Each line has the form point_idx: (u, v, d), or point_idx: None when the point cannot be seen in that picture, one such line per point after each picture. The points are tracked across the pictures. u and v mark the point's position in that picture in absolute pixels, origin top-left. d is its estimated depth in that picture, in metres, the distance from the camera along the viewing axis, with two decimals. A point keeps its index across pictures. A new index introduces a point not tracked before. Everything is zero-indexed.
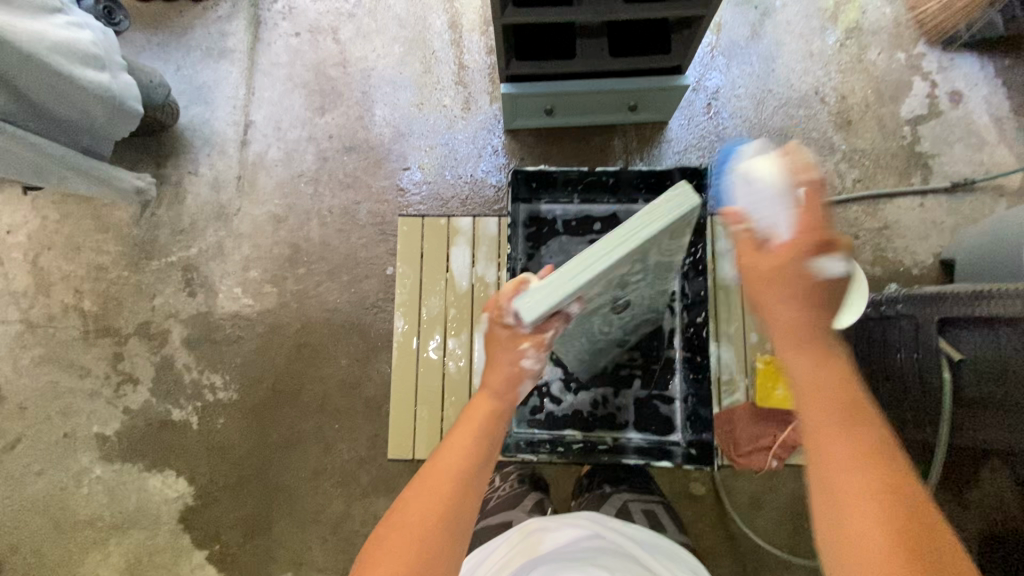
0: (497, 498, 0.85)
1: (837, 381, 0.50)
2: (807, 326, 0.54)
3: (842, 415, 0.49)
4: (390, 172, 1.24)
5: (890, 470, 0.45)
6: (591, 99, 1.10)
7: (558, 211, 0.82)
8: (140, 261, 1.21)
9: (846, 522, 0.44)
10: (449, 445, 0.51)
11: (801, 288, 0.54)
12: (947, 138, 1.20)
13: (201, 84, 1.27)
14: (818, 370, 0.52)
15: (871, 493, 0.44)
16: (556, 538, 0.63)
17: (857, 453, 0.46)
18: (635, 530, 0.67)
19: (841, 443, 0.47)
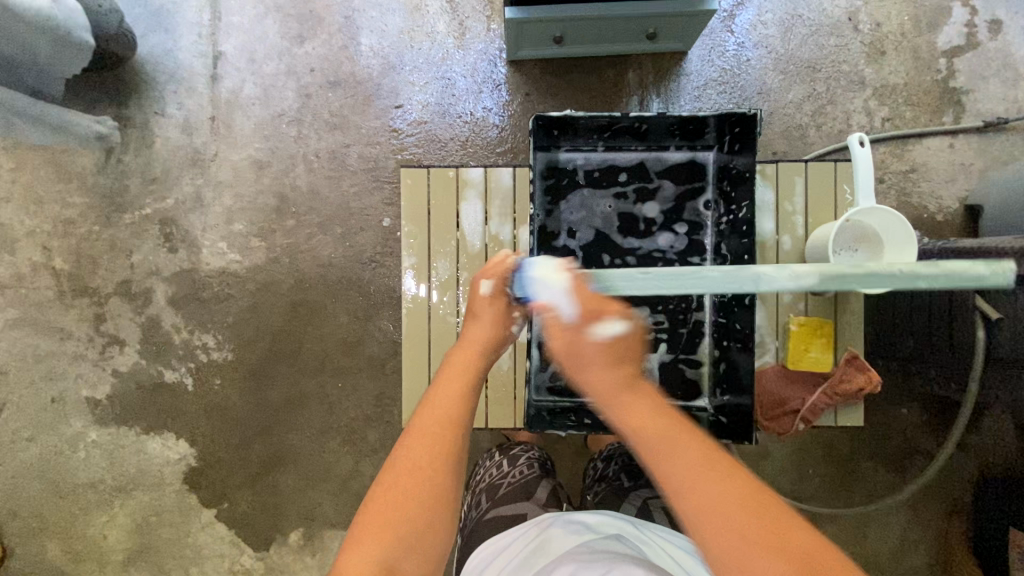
0: (509, 484, 0.90)
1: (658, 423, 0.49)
2: (617, 374, 0.52)
3: (689, 451, 0.46)
4: (381, 112, 1.12)
5: (752, 501, 0.43)
6: (606, 25, 0.99)
7: (579, 160, 0.73)
8: (112, 214, 1.10)
9: (724, 555, 0.41)
10: (436, 396, 0.56)
11: (600, 353, 0.53)
12: (984, 72, 1.12)
13: (158, 8, 1.11)
14: (643, 416, 0.50)
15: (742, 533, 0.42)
16: (571, 537, 0.66)
17: (716, 493, 0.43)
18: (643, 525, 0.70)
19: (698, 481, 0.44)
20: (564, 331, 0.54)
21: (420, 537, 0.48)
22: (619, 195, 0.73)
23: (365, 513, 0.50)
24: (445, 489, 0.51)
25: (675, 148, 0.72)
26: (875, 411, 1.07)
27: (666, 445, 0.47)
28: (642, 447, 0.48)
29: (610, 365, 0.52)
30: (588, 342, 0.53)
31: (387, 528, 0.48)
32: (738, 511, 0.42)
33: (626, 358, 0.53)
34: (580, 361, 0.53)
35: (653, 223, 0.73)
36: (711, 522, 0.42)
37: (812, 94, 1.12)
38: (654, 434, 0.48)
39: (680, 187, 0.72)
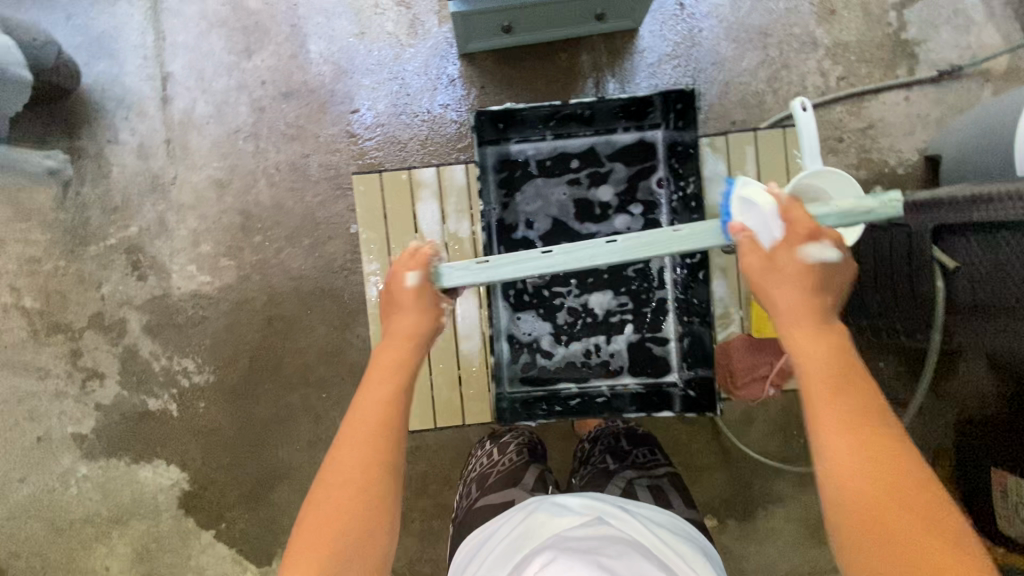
0: (498, 471, 0.92)
1: (836, 357, 0.49)
2: (802, 303, 0.52)
3: (861, 397, 0.47)
4: (337, 118, 1.11)
5: (901, 463, 0.45)
6: (553, 10, 0.98)
7: (530, 150, 0.73)
8: (76, 248, 1.09)
9: (860, 483, 0.44)
10: (365, 395, 0.55)
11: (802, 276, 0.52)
12: (934, 21, 1.12)
13: (98, 33, 1.10)
14: (819, 344, 0.50)
15: (880, 475, 0.44)
16: (555, 519, 0.68)
17: (869, 435, 0.46)
18: (631, 509, 0.73)
19: (850, 415, 0.47)
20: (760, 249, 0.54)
21: (357, 546, 0.49)
22: (574, 182, 0.73)
23: (304, 521, 0.50)
24: (383, 498, 0.51)
25: (623, 130, 0.72)
26: (855, 367, 1.09)
27: (837, 381, 0.48)
28: (811, 367, 0.49)
29: (802, 291, 0.52)
30: (792, 262, 0.52)
31: (322, 544, 0.49)
32: (890, 467, 0.44)
33: (829, 282, 0.52)
34: (773, 275, 0.53)
35: (608, 207, 0.73)
36: (850, 451, 0.46)
37: (766, 60, 1.12)
38: (820, 362, 0.49)
39: (631, 168, 0.72)
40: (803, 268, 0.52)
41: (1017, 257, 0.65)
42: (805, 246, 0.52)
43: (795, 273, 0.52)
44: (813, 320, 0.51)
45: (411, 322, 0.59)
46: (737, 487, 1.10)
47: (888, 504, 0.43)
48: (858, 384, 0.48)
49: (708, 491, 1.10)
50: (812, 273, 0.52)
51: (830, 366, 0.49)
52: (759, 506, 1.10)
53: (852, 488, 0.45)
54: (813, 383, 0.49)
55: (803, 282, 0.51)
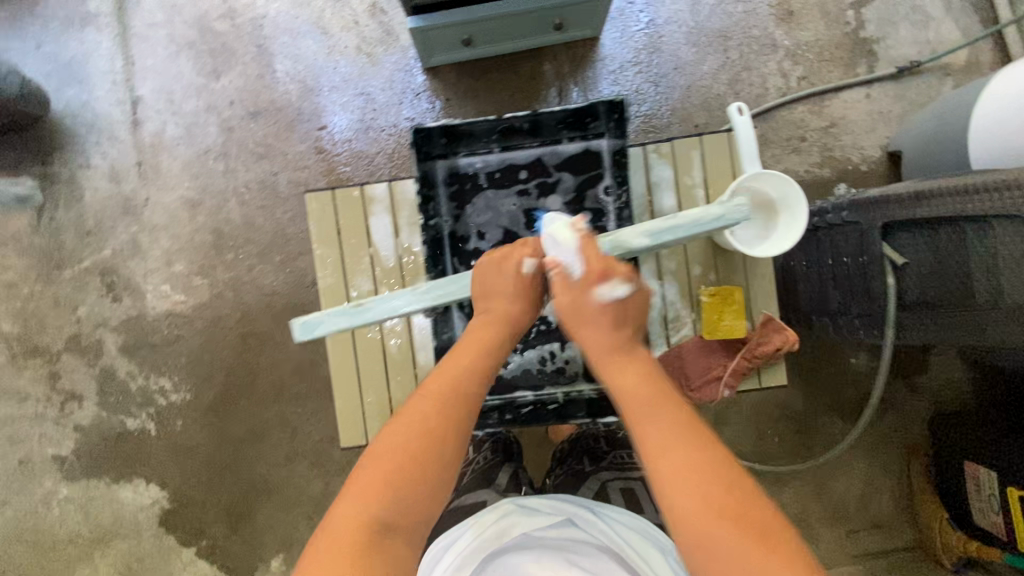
0: (471, 472, 0.92)
1: (649, 385, 0.53)
2: (608, 340, 0.57)
3: (676, 421, 0.50)
4: (304, 135, 1.13)
5: (722, 476, 0.46)
6: (510, 22, 1.00)
7: (478, 163, 0.74)
8: (52, 272, 1.11)
9: (685, 509, 0.45)
10: (452, 355, 0.56)
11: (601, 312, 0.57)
12: (892, 19, 1.13)
13: (69, 61, 1.12)
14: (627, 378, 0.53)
15: (705, 495, 0.45)
16: (523, 521, 0.69)
17: (691, 458, 0.47)
18: (599, 511, 0.71)
19: (668, 441, 0.48)
20: (568, 288, 0.59)
21: (416, 494, 0.48)
22: (523, 193, 0.74)
23: (368, 463, 0.49)
24: (450, 465, 0.50)
25: (568, 140, 0.73)
26: (826, 364, 1.10)
27: (649, 409, 0.51)
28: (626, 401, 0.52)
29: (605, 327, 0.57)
30: (591, 299, 0.58)
31: (378, 486, 0.47)
32: (710, 482, 0.46)
33: (624, 310, 0.57)
34: (578, 314, 0.58)
35: (558, 216, 0.74)
36: (672, 479, 0.46)
37: (727, 63, 1.13)
38: (635, 395, 0.52)
39: (578, 177, 0.73)
40: (601, 304, 0.57)
41: (956, 250, 0.66)
42: (599, 284, 0.58)
43: (592, 309, 0.57)
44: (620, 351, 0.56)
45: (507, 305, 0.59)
46: None
47: (713, 525, 0.44)
48: (668, 404, 0.51)
49: None
50: (607, 304, 0.57)
51: (640, 396, 0.52)
52: None
53: (679, 517, 0.46)
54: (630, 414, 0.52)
55: (599, 316, 0.57)
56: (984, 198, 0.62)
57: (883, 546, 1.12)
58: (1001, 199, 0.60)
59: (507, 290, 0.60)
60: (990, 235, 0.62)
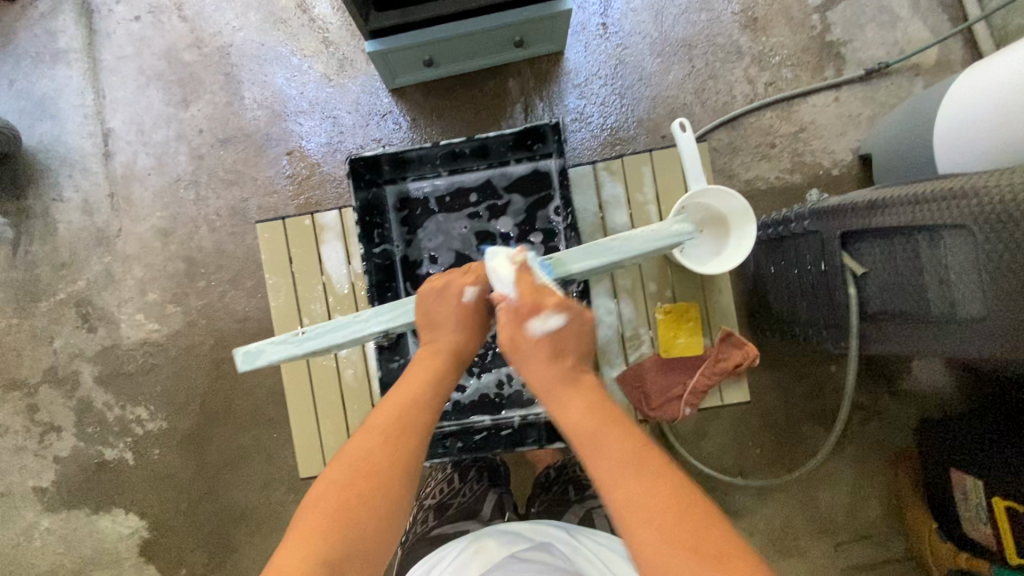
0: (458, 503, 0.86)
1: (591, 413, 0.51)
2: (553, 373, 0.54)
3: (616, 448, 0.48)
4: (273, 160, 1.13)
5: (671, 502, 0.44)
6: (470, 42, 1.00)
7: (427, 187, 0.77)
8: (29, 305, 1.12)
9: (641, 545, 0.43)
10: (401, 384, 0.56)
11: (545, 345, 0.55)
12: (859, 20, 1.12)
13: (40, 96, 1.14)
14: (576, 408, 0.52)
15: (657, 526, 0.43)
16: (505, 548, 0.60)
17: (638, 488, 0.45)
18: (582, 532, 0.65)
19: (609, 475, 0.47)
20: (506, 323, 0.56)
21: (364, 526, 0.46)
22: (473, 215, 0.77)
23: (313, 506, 0.47)
24: (398, 502, 0.49)
25: (516, 161, 0.75)
26: (806, 373, 1.08)
27: (595, 439, 0.49)
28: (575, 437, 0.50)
29: (550, 363, 0.54)
30: (529, 334, 0.55)
31: (325, 522, 0.46)
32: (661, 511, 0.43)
33: (563, 340, 0.55)
34: (521, 352, 0.56)
35: (509, 237, 0.76)
36: (626, 512, 0.45)
37: (692, 72, 1.12)
38: (583, 427, 0.50)
39: (527, 198, 0.76)
40: (538, 338, 0.55)
41: (913, 260, 0.65)
42: (532, 317, 0.55)
43: (534, 345, 0.55)
44: (568, 382, 0.54)
45: (451, 335, 0.60)
46: None
47: (671, 558, 0.41)
48: (614, 430, 0.49)
49: None
50: (547, 334, 0.55)
51: (587, 426, 0.50)
52: None
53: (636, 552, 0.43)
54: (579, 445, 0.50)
55: (540, 353, 0.54)
56: (946, 206, 0.59)
57: (872, 557, 1.10)
58: (965, 206, 0.57)
59: (450, 319, 0.60)
60: (954, 243, 0.60)
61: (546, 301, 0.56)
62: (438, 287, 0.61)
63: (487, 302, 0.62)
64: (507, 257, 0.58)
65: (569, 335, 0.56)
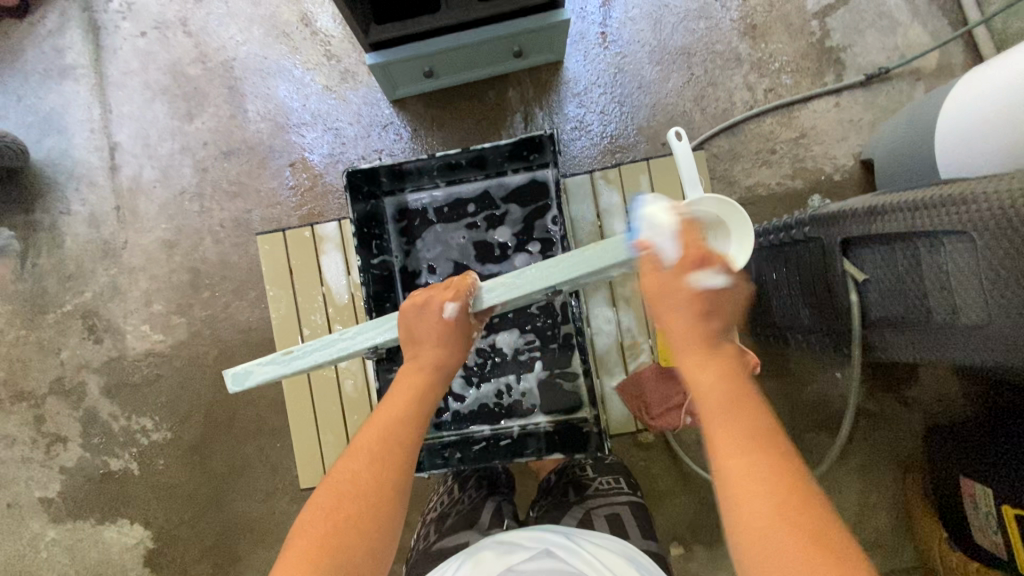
0: (456, 512, 0.82)
1: (725, 380, 0.46)
2: (692, 328, 0.49)
3: (746, 427, 0.44)
4: (276, 171, 1.15)
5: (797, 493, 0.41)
6: (469, 53, 1.01)
7: (425, 198, 0.78)
8: (36, 317, 1.14)
9: (755, 528, 0.40)
10: (386, 402, 0.56)
11: (688, 300, 0.50)
12: (858, 26, 1.12)
13: (49, 112, 1.16)
14: (711, 370, 0.47)
15: (779, 512, 0.40)
16: (504, 558, 0.58)
17: (765, 471, 0.41)
18: (580, 538, 0.63)
19: (735, 451, 0.43)
20: (657, 271, 0.52)
21: (355, 546, 0.46)
22: (472, 225, 0.78)
23: (300, 531, 0.47)
24: (388, 521, 0.49)
25: (513, 172, 0.76)
26: (811, 380, 1.07)
27: (726, 409, 0.45)
28: (704, 398, 0.46)
29: (697, 318, 0.49)
30: (684, 284, 0.50)
31: (314, 547, 0.46)
32: (784, 501, 0.40)
33: (721, 301, 0.51)
34: (663, 299, 0.51)
35: (507, 246, 0.77)
36: (743, 493, 0.41)
37: (691, 79, 1.13)
38: (716, 391, 0.46)
39: (524, 208, 0.77)
40: (695, 290, 0.50)
41: (913, 267, 0.64)
42: (695, 269, 0.51)
43: (684, 296, 0.50)
44: (703, 345, 0.49)
45: (436, 350, 0.59)
46: (699, 511, 1.08)
47: (787, 549, 0.38)
48: (748, 407, 0.45)
49: (672, 518, 1.08)
50: (704, 292, 0.50)
51: (721, 393, 0.46)
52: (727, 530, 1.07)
53: (749, 535, 0.40)
54: (705, 409, 0.46)
55: (688, 305, 0.50)
56: (949, 211, 0.58)
57: (882, 568, 1.08)
58: (968, 211, 0.56)
59: (431, 335, 0.60)
60: (955, 250, 0.59)
61: (712, 260, 0.52)
62: (420, 303, 0.61)
63: (469, 316, 0.62)
64: (670, 212, 0.55)
65: (722, 297, 0.51)
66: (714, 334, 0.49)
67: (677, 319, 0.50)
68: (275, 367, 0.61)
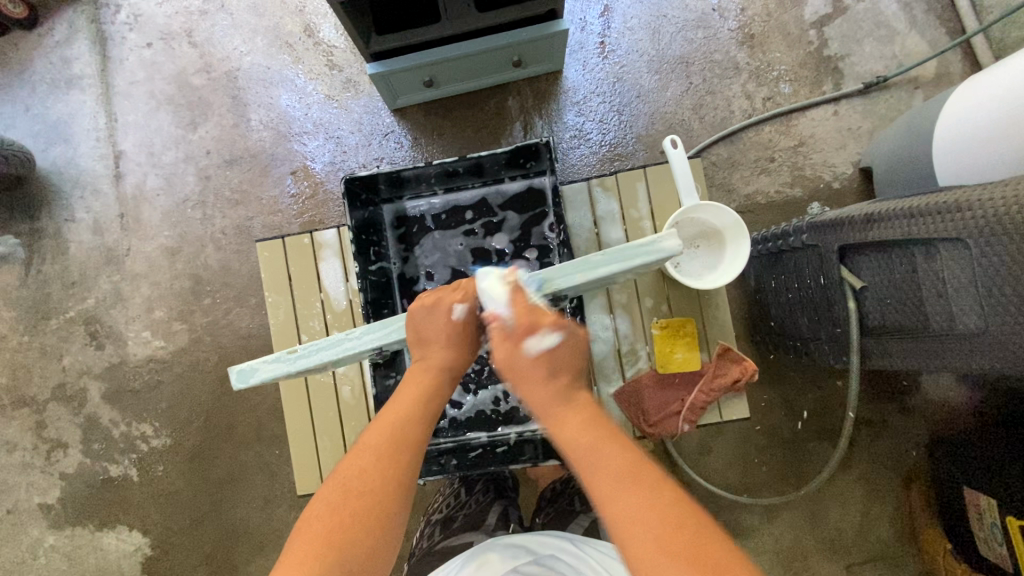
0: (462, 514, 0.82)
1: (584, 429, 0.52)
2: (551, 389, 0.54)
3: (615, 463, 0.48)
4: (278, 179, 1.16)
5: (671, 517, 0.44)
6: (469, 63, 1.02)
7: (423, 206, 0.79)
8: (39, 323, 1.15)
9: (641, 556, 0.43)
10: (392, 402, 0.57)
11: (538, 366, 0.55)
12: (856, 35, 1.12)
13: (55, 121, 1.18)
14: (569, 423, 0.52)
15: (656, 537, 0.43)
16: (508, 562, 0.58)
17: (638, 501, 0.45)
18: (584, 544, 0.63)
19: (608, 487, 0.47)
20: (503, 342, 0.56)
21: (360, 544, 0.46)
22: (469, 232, 0.78)
23: (306, 527, 0.47)
24: (393, 520, 0.49)
25: (510, 179, 0.77)
26: (811, 388, 1.06)
27: (592, 453, 0.50)
28: (575, 448, 0.51)
29: (545, 380, 0.55)
30: (524, 354, 0.55)
31: (320, 545, 0.46)
32: (661, 525, 0.44)
33: (558, 359, 0.56)
34: (515, 371, 0.56)
35: (504, 253, 0.78)
36: (626, 526, 0.45)
37: (690, 88, 1.13)
38: (579, 440, 0.51)
39: (522, 215, 0.77)
40: (533, 357, 0.55)
41: (909, 276, 0.64)
42: (528, 338, 0.55)
43: (533, 364, 0.55)
44: (562, 403, 0.54)
45: (443, 351, 0.60)
46: None
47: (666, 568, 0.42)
48: (611, 445, 0.50)
49: None
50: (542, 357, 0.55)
51: (588, 440, 0.51)
52: None
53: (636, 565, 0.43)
54: (575, 457, 0.51)
55: (535, 371, 0.55)
56: (944, 219, 0.58)
57: None
58: (963, 219, 0.56)
59: (440, 336, 0.60)
60: (951, 258, 0.59)
61: (545, 320, 0.56)
62: (428, 303, 0.61)
63: (477, 318, 0.62)
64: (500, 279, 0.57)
65: (569, 354, 0.56)
66: (564, 390, 0.55)
67: (530, 385, 0.55)
68: (283, 367, 0.61)
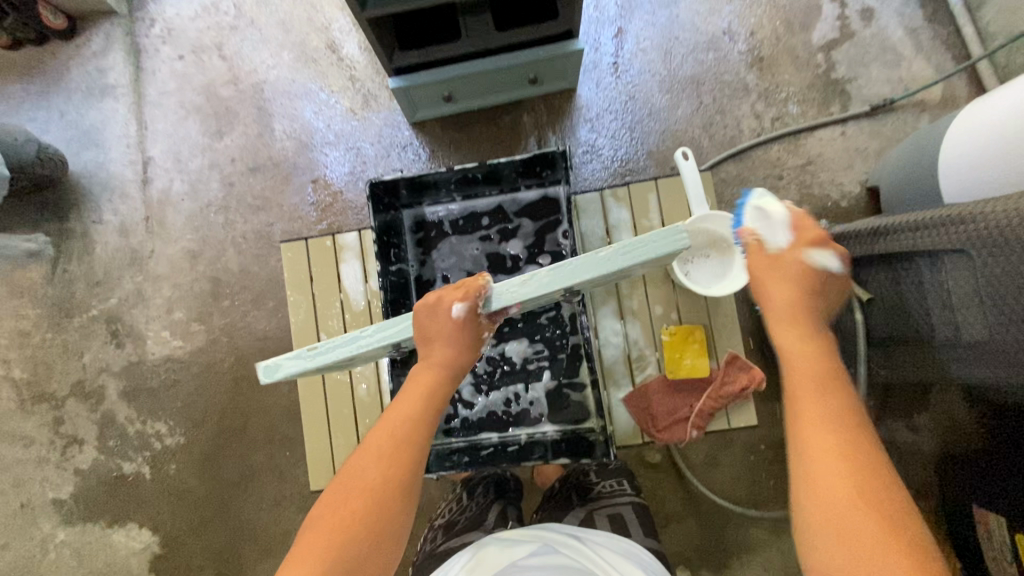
0: (464, 516, 0.83)
1: (806, 354, 0.54)
2: (786, 304, 0.56)
3: (833, 401, 0.50)
4: (298, 187, 1.20)
5: (867, 463, 0.46)
6: (487, 79, 1.06)
7: (442, 211, 0.82)
8: (62, 321, 1.18)
9: (824, 478, 0.46)
10: (395, 404, 0.58)
11: (798, 280, 0.57)
12: (863, 59, 1.15)
13: (88, 127, 1.23)
14: (800, 344, 0.55)
15: (845, 472, 0.46)
16: (506, 552, 0.59)
17: (840, 440, 0.48)
18: (582, 536, 0.64)
19: (816, 416, 0.50)
20: (763, 252, 0.59)
21: (362, 542, 0.48)
22: (485, 237, 0.81)
23: (309, 526, 0.49)
24: (393, 520, 0.50)
25: (527, 188, 0.80)
26: None
27: (818, 382, 0.52)
28: (795, 365, 0.54)
29: (801, 295, 0.56)
30: (795, 262, 0.57)
31: (321, 544, 0.47)
32: (853, 467, 0.46)
33: (824, 287, 0.57)
34: (769, 275, 0.58)
35: (518, 258, 0.80)
36: (821, 449, 0.48)
37: (700, 107, 1.17)
38: (807, 361, 0.53)
39: (536, 222, 0.80)
40: (804, 268, 0.57)
41: (914, 286, 0.67)
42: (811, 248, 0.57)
43: (788, 275, 0.57)
44: (796, 321, 0.56)
45: (446, 349, 0.60)
46: (706, 534, 1.06)
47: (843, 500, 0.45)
48: (834, 385, 0.52)
49: (678, 541, 1.06)
50: (814, 269, 0.57)
51: (813, 370, 0.53)
52: (734, 555, 1.05)
53: (813, 484, 0.46)
54: (797, 373, 0.53)
55: (791, 282, 0.57)
56: (949, 230, 0.59)
57: None
58: (966, 230, 0.57)
59: (441, 335, 0.60)
60: (955, 269, 0.60)
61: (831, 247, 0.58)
62: (430, 303, 0.62)
63: (479, 316, 0.62)
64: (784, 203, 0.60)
65: (824, 286, 0.57)
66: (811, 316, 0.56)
67: (776, 296, 0.57)
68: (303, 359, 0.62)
